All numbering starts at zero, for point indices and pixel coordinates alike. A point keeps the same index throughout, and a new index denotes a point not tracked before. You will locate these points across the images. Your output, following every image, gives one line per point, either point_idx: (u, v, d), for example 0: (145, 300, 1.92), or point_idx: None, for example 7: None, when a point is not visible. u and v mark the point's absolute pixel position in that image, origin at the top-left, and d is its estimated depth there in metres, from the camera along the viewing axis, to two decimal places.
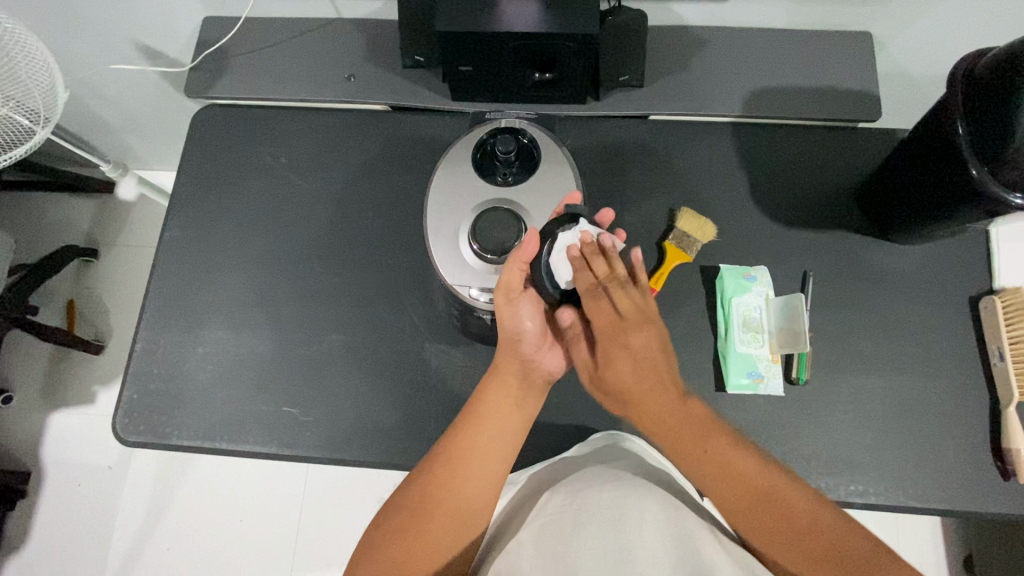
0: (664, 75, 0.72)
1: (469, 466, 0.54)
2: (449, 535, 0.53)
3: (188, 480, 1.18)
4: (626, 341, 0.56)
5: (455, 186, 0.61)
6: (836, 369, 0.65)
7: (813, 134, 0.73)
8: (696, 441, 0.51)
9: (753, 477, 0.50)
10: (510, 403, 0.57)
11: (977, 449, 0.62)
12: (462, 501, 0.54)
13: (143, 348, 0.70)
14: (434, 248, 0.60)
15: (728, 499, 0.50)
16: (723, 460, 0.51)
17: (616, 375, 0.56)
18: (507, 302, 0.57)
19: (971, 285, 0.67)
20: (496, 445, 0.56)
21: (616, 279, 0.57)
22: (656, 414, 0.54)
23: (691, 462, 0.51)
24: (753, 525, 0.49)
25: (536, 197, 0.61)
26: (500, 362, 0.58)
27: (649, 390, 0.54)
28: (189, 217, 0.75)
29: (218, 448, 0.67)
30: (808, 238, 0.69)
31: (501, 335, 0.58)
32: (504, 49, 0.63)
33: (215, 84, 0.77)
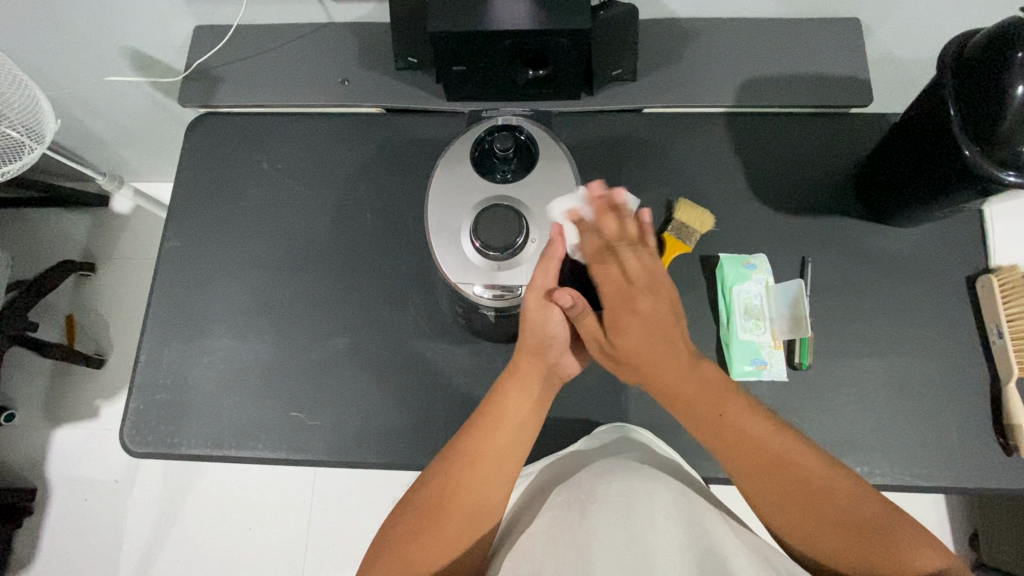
0: (656, 68, 0.72)
1: (484, 465, 0.55)
2: (465, 533, 0.53)
3: (195, 491, 1.18)
4: (639, 305, 0.58)
5: (454, 184, 0.61)
6: (838, 352, 0.65)
7: (805, 120, 0.73)
8: (711, 406, 0.55)
9: (766, 441, 0.52)
10: (525, 404, 0.58)
11: (979, 426, 0.63)
12: (480, 500, 0.54)
13: (145, 360, 0.70)
14: (436, 248, 0.60)
15: (743, 463, 0.52)
16: (740, 430, 0.53)
17: (629, 342, 0.58)
18: (539, 308, 0.57)
19: (968, 265, 0.67)
20: (510, 439, 0.57)
21: (622, 241, 0.60)
22: (666, 379, 0.57)
23: (708, 431, 0.55)
24: (769, 492, 0.51)
25: (535, 194, 0.61)
26: (522, 366, 0.59)
27: (663, 355, 0.57)
28: (187, 227, 0.75)
29: (227, 455, 0.67)
30: (806, 224, 0.69)
31: (527, 341, 0.59)
32: (497, 47, 0.64)
33: (209, 94, 0.77)
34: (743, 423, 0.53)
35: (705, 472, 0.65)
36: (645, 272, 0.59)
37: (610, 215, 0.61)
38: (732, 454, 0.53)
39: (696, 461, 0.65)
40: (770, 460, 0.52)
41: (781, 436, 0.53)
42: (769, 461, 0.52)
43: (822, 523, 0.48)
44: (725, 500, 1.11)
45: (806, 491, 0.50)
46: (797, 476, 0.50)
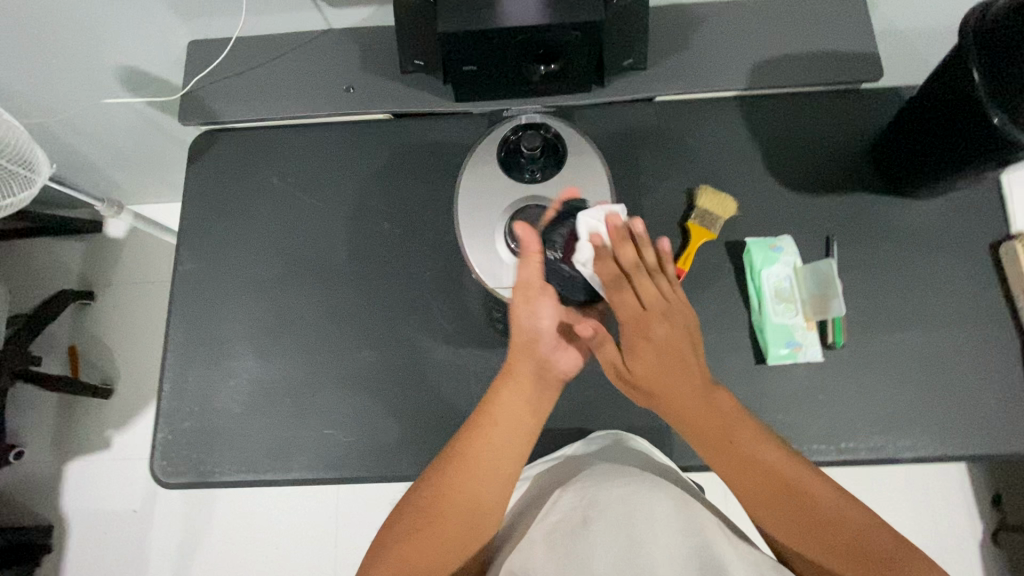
0: (665, 55, 0.71)
1: (481, 465, 0.55)
2: (462, 532, 0.53)
3: (217, 515, 1.16)
4: (651, 334, 0.58)
5: (483, 187, 0.61)
6: (870, 330, 0.65)
7: (817, 99, 0.73)
8: (721, 434, 0.55)
9: (781, 472, 0.53)
10: (522, 405, 0.57)
11: (1013, 392, 0.64)
12: (476, 498, 0.54)
13: (169, 388, 0.68)
14: (469, 251, 0.60)
15: (756, 494, 0.53)
16: (757, 459, 0.53)
17: (643, 366, 0.58)
18: (526, 301, 0.57)
19: (990, 232, 0.68)
20: (509, 443, 0.56)
21: (637, 269, 0.59)
22: (677, 407, 0.56)
23: (725, 456, 0.54)
24: (780, 521, 0.52)
25: (565, 191, 0.61)
26: (517, 365, 0.57)
27: (675, 382, 0.56)
28: (199, 249, 0.73)
29: (261, 479, 0.66)
30: (826, 203, 0.69)
31: (517, 336, 0.58)
32: (508, 44, 0.63)
33: (211, 110, 0.75)
34: (750, 444, 0.54)
35: None
36: (661, 299, 0.59)
37: (627, 245, 0.59)
38: (729, 467, 0.54)
39: None
40: (773, 480, 0.52)
41: (793, 464, 0.53)
42: (772, 481, 0.52)
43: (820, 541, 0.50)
44: None
45: (820, 523, 0.51)
46: (803, 499, 0.52)
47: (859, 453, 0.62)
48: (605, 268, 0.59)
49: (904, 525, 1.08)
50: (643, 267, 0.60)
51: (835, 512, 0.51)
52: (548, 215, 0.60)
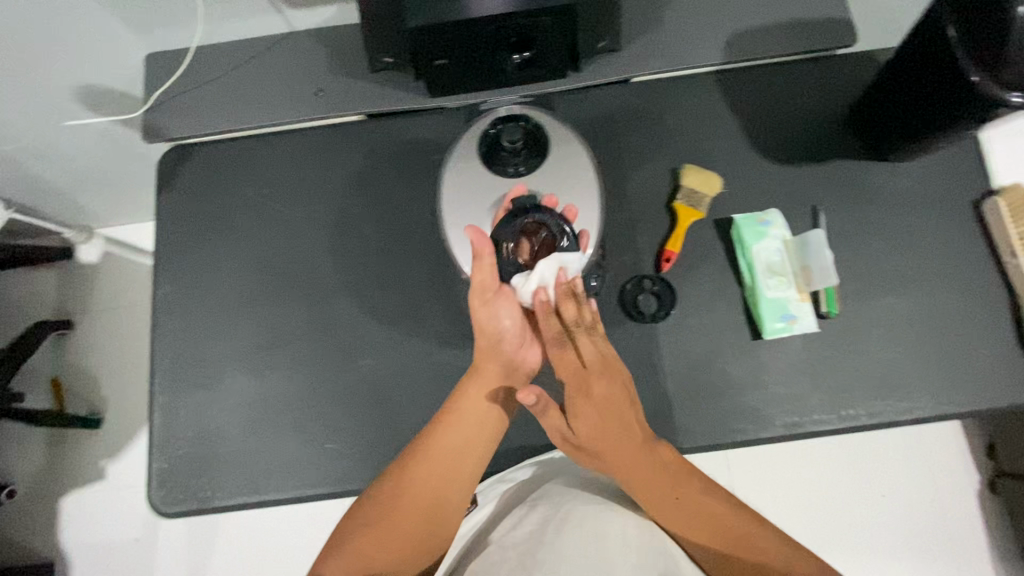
0: (637, 36, 0.71)
1: (444, 465, 0.56)
2: (418, 528, 0.54)
3: (222, 537, 1.14)
4: (591, 393, 0.56)
5: (465, 184, 0.60)
6: (862, 296, 0.66)
7: (793, 68, 0.73)
8: (668, 484, 0.55)
9: (730, 522, 0.54)
10: (485, 404, 0.58)
11: (1005, 346, 0.64)
12: (435, 494, 0.55)
13: (159, 415, 0.66)
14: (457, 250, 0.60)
15: (704, 543, 0.54)
16: (700, 506, 0.55)
17: (584, 427, 0.55)
18: (483, 303, 0.57)
19: (973, 189, 0.68)
20: (469, 445, 0.57)
21: (582, 328, 0.57)
22: (617, 458, 0.55)
23: (670, 505, 0.55)
24: (730, 570, 0.53)
25: (550, 183, 0.61)
26: (483, 364, 0.59)
27: (616, 437, 0.55)
28: (177, 270, 0.71)
29: (264, 500, 0.64)
30: (809, 173, 0.69)
31: (480, 339, 0.59)
32: (479, 34, 0.62)
33: (176, 123, 0.72)
34: (689, 494, 0.55)
35: (754, 435, 0.62)
36: (600, 359, 0.57)
37: (571, 303, 0.56)
38: (675, 515, 0.54)
39: (741, 428, 0.63)
40: (713, 528, 0.54)
41: (739, 513, 0.54)
42: (711, 524, 0.54)
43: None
44: (753, 457, 1.13)
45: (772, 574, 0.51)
46: (749, 550, 0.52)
47: (860, 420, 0.63)
48: (548, 324, 0.56)
49: (905, 482, 1.11)
50: (586, 326, 0.57)
51: (789, 564, 0.51)
52: (501, 212, 0.58)
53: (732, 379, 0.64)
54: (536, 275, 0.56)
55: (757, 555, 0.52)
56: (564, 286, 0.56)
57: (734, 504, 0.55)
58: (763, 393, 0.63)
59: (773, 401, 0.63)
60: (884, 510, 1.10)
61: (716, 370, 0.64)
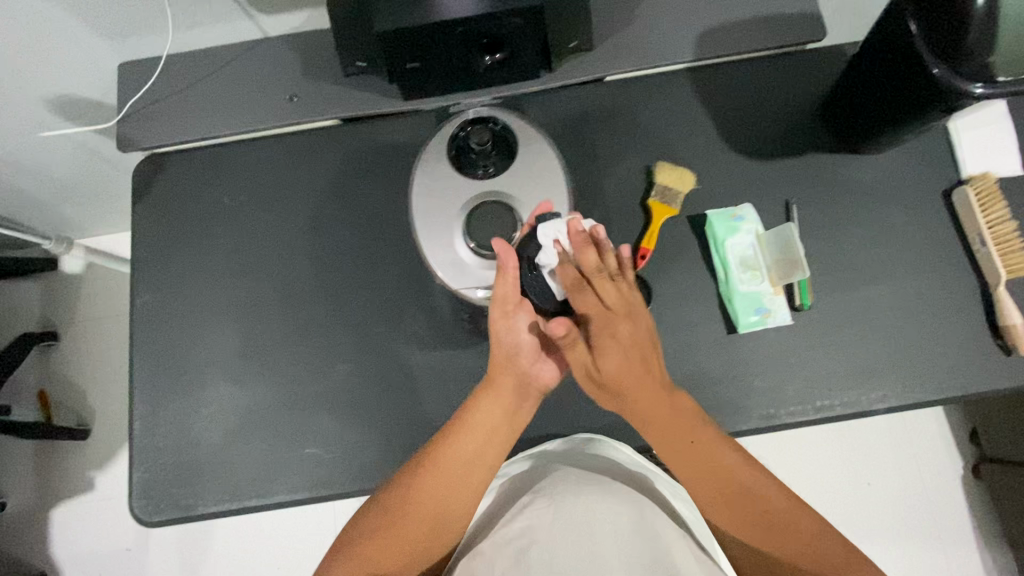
0: (609, 34, 0.71)
1: (451, 472, 0.57)
2: (424, 534, 0.57)
3: (214, 543, 1.14)
4: (616, 332, 0.57)
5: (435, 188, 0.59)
6: (835, 287, 0.66)
7: (764, 63, 0.73)
8: (684, 436, 0.56)
9: (737, 475, 0.57)
10: (494, 414, 0.58)
11: (977, 332, 0.65)
12: (440, 505, 0.57)
13: (141, 425, 0.66)
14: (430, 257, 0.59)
15: (713, 495, 0.57)
16: (712, 461, 0.56)
17: (609, 364, 0.57)
18: (504, 316, 0.57)
19: (943, 178, 0.69)
20: (476, 459, 0.58)
21: (604, 274, 0.56)
22: (640, 404, 0.57)
23: (682, 459, 0.57)
24: (735, 515, 0.56)
25: (520, 183, 0.60)
26: (496, 377, 0.59)
27: (641, 377, 0.56)
28: (155, 278, 0.71)
29: (247, 507, 0.64)
30: (781, 167, 0.70)
31: (497, 353, 0.58)
32: (450, 37, 0.62)
33: (150, 132, 0.72)
34: (705, 449, 0.56)
35: (733, 427, 0.63)
36: (624, 300, 0.57)
37: (591, 249, 0.56)
38: (688, 468, 0.57)
39: (720, 420, 0.63)
40: (725, 482, 0.56)
41: (746, 467, 0.57)
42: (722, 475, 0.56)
43: (763, 525, 0.56)
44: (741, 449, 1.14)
45: (767, 517, 0.56)
46: (752, 496, 0.56)
47: (836, 409, 0.63)
48: (567, 273, 0.57)
49: (889, 469, 1.12)
50: (608, 270, 0.57)
51: (783, 507, 0.56)
52: (524, 230, 0.58)
53: (709, 372, 0.64)
54: (548, 236, 0.57)
55: (758, 500, 0.56)
56: (580, 235, 0.55)
57: (743, 456, 0.57)
58: (740, 386, 0.64)
59: (750, 392, 0.64)
60: (870, 497, 1.11)
61: (694, 363, 0.65)
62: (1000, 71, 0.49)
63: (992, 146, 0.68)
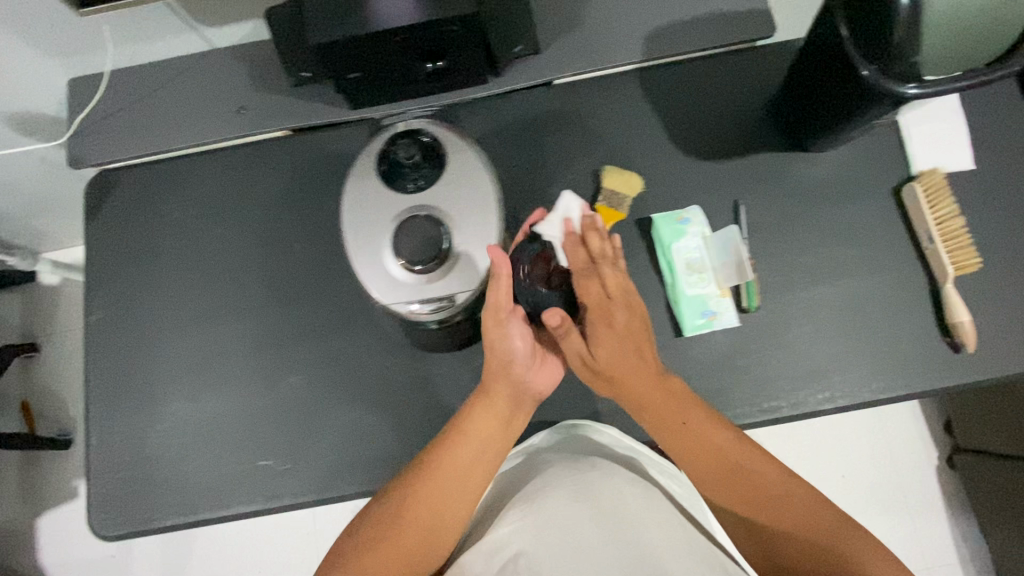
0: (555, 38, 0.71)
1: (451, 477, 0.56)
2: (422, 545, 0.54)
3: (197, 547, 1.16)
4: (612, 322, 0.59)
5: (367, 199, 0.52)
6: (784, 288, 0.66)
7: (715, 61, 0.72)
8: (676, 413, 0.57)
9: (730, 452, 0.56)
10: (490, 422, 0.58)
11: (926, 330, 0.64)
12: (438, 513, 0.55)
13: (97, 440, 0.67)
14: (358, 265, 0.51)
15: (708, 474, 0.56)
16: (706, 442, 0.56)
17: (605, 353, 0.59)
18: (496, 326, 0.57)
19: (894, 175, 0.68)
20: (476, 463, 0.57)
21: (605, 259, 0.61)
22: (636, 387, 0.58)
23: (677, 435, 0.57)
24: (734, 497, 0.55)
25: (457, 204, 0.52)
26: (490, 386, 0.59)
27: (635, 366, 0.58)
28: (109, 295, 0.71)
29: (200, 520, 0.65)
30: (730, 167, 0.69)
31: (491, 360, 0.59)
32: (387, 47, 0.62)
33: (100, 148, 0.73)
34: (696, 426, 0.57)
35: None
36: (621, 287, 0.60)
37: (583, 246, 0.61)
38: (682, 447, 0.57)
39: None
40: (713, 455, 0.56)
41: (738, 442, 0.56)
42: (709, 450, 0.56)
43: (762, 505, 0.54)
44: None
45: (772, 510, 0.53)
46: (750, 477, 0.55)
47: (783, 411, 0.63)
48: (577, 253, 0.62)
49: (864, 462, 1.12)
50: (606, 257, 0.61)
51: (788, 496, 0.54)
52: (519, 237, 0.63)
53: None
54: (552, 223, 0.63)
55: (759, 484, 0.54)
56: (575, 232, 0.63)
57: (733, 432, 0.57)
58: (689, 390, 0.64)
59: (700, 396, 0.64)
60: (846, 490, 1.11)
61: None
62: (927, 70, 0.48)
63: (942, 139, 0.67)
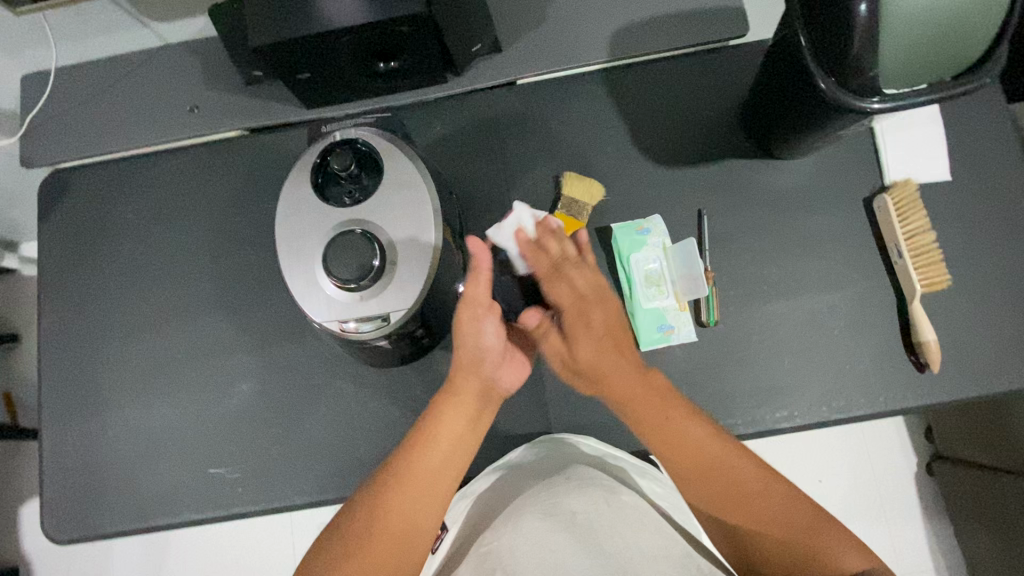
0: (517, 36, 0.68)
1: (421, 489, 0.50)
2: (393, 562, 0.48)
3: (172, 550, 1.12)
4: (588, 320, 0.57)
5: (301, 210, 0.52)
6: (746, 301, 0.64)
7: (685, 61, 0.69)
8: (658, 411, 0.53)
9: (714, 454, 0.51)
10: (462, 425, 0.53)
11: (891, 347, 0.62)
12: (410, 525, 0.49)
13: (50, 444, 0.67)
14: (289, 278, 0.50)
15: (698, 480, 0.51)
16: (688, 444, 0.52)
17: (584, 353, 0.57)
18: (473, 319, 0.53)
19: (865, 185, 0.65)
20: (448, 471, 0.51)
21: (570, 260, 0.58)
22: (619, 387, 0.55)
23: (659, 437, 0.53)
24: (728, 504, 0.50)
25: (393, 218, 0.51)
26: (461, 383, 0.54)
27: (615, 360, 0.56)
28: (64, 297, 0.71)
29: (150, 526, 0.65)
30: (696, 174, 0.67)
31: (461, 354, 0.54)
32: (335, 48, 0.58)
33: (52, 148, 0.71)
34: (678, 427, 0.53)
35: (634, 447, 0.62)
36: (593, 285, 0.58)
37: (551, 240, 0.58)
38: (668, 449, 0.52)
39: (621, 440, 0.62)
40: (696, 457, 0.51)
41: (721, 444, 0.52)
42: (692, 455, 0.51)
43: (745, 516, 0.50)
44: None
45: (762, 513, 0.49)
46: (737, 482, 0.51)
47: (740, 429, 0.62)
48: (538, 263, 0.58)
49: (841, 468, 1.11)
50: (572, 258, 0.58)
51: (777, 498, 0.50)
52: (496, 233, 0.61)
53: None
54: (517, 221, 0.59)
55: (746, 489, 0.50)
56: (539, 232, 0.58)
57: (716, 432, 0.53)
58: None
59: None
60: (824, 495, 1.10)
61: None
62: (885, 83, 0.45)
63: (919, 148, 0.65)
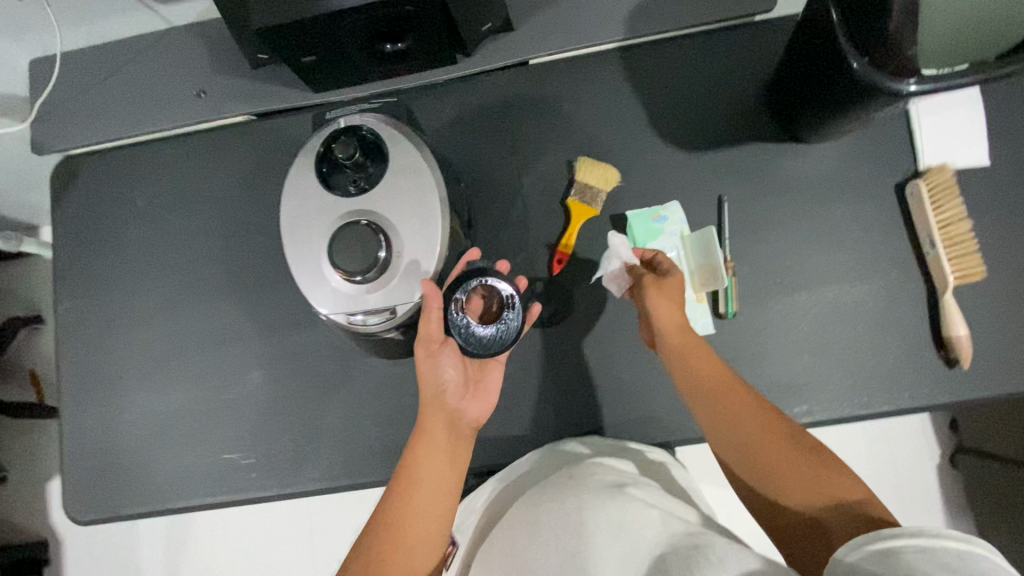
0: (531, 14, 0.65)
1: (411, 530, 0.47)
2: None
3: (189, 548, 1.09)
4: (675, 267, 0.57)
5: (308, 200, 0.51)
6: (766, 293, 0.62)
7: (707, 39, 0.66)
8: (694, 349, 0.53)
9: (736, 393, 0.51)
10: (440, 462, 0.50)
11: (920, 342, 0.59)
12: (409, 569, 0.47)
13: (69, 428, 0.69)
14: (297, 268, 0.50)
15: (722, 417, 0.50)
16: (714, 381, 0.51)
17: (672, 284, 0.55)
18: (428, 356, 0.51)
19: (896, 171, 0.62)
20: (436, 507, 0.49)
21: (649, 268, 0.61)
22: (673, 326, 0.54)
23: (685, 375, 0.53)
24: (758, 443, 0.48)
25: (399, 211, 0.50)
26: (426, 420, 0.51)
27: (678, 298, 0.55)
28: (79, 284, 0.71)
29: (166, 508, 0.66)
30: (716, 160, 0.64)
31: (422, 391, 0.51)
32: (340, 30, 0.55)
33: (62, 134, 0.71)
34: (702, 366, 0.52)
35: (647, 442, 0.61)
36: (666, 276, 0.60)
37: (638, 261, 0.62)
38: (695, 385, 0.52)
39: (635, 434, 0.61)
40: (720, 393, 0.51)
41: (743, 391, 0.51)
42: (717, 390, 0.51)
43: (772, 465, 0.47)
44: None
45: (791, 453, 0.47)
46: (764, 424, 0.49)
47: None
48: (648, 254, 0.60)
49: None
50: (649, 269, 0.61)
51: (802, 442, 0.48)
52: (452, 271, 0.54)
53: (625, 384, 0.62)
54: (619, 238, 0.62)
55: (770, 430, 0.49)
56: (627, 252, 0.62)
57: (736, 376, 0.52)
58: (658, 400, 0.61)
59: (669, 405, 0.61)
60: None
61: (610, 376, 0.62)
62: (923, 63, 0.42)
63: (958, 131, 0.61)
